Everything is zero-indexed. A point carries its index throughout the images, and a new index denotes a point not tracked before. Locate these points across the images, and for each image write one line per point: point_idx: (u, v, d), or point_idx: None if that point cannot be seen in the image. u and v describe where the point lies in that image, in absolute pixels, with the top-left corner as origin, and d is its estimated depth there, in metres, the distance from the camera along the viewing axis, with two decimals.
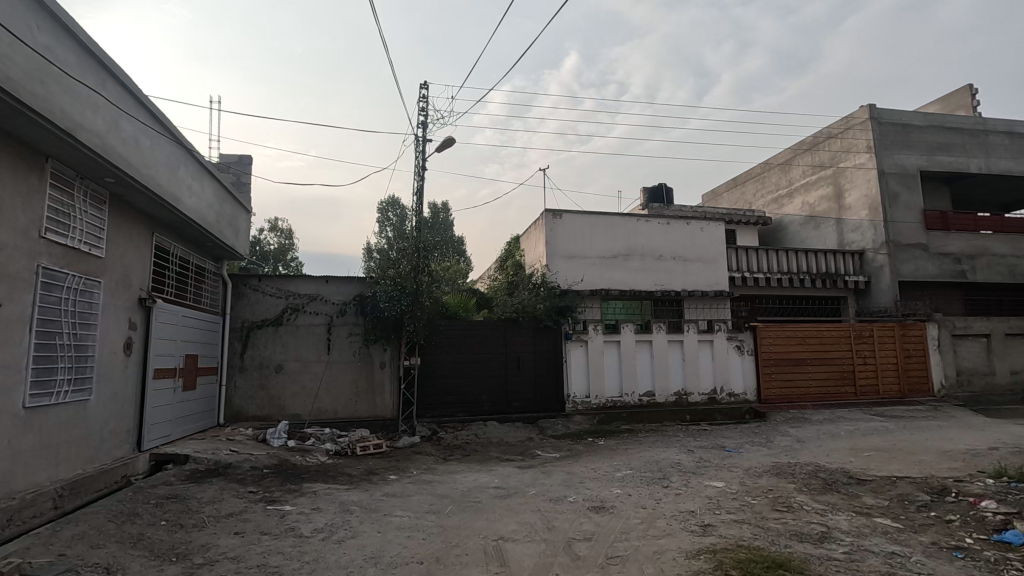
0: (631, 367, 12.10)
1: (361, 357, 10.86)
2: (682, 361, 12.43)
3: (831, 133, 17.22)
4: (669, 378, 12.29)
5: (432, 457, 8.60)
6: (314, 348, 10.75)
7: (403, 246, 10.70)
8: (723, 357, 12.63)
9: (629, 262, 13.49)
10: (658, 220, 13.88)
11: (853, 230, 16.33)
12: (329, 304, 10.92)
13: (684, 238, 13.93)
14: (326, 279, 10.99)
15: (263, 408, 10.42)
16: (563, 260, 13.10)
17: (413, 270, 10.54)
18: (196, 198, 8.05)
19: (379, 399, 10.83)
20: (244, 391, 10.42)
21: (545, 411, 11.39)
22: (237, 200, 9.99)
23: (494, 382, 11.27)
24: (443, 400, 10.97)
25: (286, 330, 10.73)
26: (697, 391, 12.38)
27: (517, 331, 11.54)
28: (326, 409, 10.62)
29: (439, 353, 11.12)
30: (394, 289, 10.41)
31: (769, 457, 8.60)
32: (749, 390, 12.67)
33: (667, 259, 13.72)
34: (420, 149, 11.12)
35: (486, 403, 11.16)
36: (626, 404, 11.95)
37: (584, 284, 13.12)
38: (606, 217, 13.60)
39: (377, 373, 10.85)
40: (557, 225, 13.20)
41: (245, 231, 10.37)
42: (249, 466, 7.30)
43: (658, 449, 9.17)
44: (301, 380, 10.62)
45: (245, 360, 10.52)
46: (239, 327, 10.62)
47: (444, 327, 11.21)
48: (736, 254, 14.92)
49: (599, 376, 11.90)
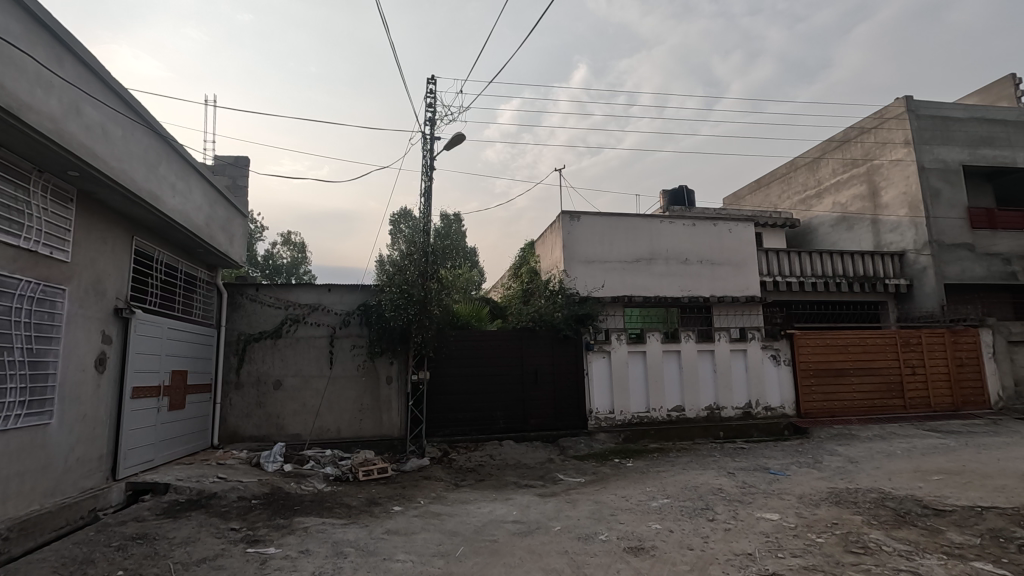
0: (658, 379, 11.15)
1: (366, 371, 10.06)
2: (713, 372, 11.46)
3: (864, 128, 16.24)
4: (699, 391, 11.30)
5: (443, 484, 7.71)
6: (316, 362, 9.97)
7: (411, 250, 9.90)
8: (758, 367, 11.62)
9: (652, 266, 12.59)
10: (683, 221, 12.98)
11: (891, 230, 15.28)
12: (332, 314, 10.16)
13: (711, 241, 13.01)
14: (328, 287, 10.23)
15: (260, 427, 9.64)
16: (583, 265, 12.24)
17: (421, 277, 9.72)
18: (182, 197, 7.32)
19: (385, 417, 9.99)
20: (240, 410, 9.67)
21: (566, 429, 10.47)
22: (231, 203, 9.30)
23: (510, 397, 10.40)
24: (454, 418, 10.10)
25: (286, 343, 9.98)
26: (730, 405, 11.36)
27: (534, 342, 10.69)
28: (328, 428, 9.81)
29: (449, 366, 10.27)
30: (401, 297, 9.60)
31: (823, 482, 7.59)
32: (787, 404, 11.61)
33: (693, 263, 12.80)
34: (428, 148, 10.39)
35: (501, 420, 10.28)
36: (653, 420, 10.98)
37: (605, 290, 12.24)
38: (627, 219, 12.74)
39: (383, 389, 10.03)
40: (575, 228, 12.36)
41: (241, 238, 9.70)
42: (236, 496, 6.47)
43: (694, 472, 8.19)
44: (302, 397, 9.84)
45: (241, 376, 9.78)
46: (235, 340, 9.90)
47: (455, 338, 10.38)
48: (767, 258, 13.98)
49: (623, 390, 10.94)
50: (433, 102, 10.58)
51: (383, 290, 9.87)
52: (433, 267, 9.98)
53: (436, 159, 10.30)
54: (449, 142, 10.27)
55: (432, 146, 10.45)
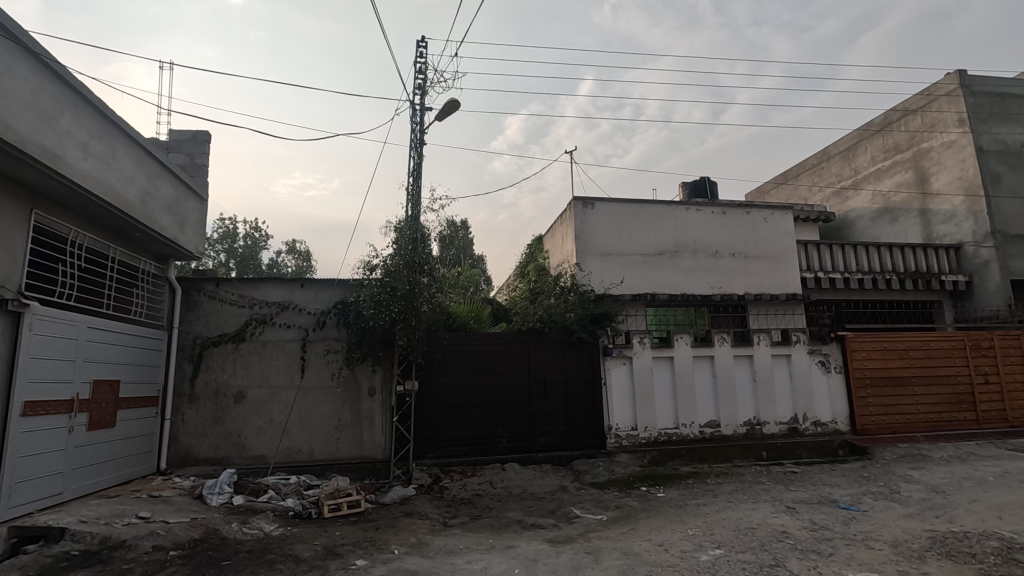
0: (688, 390, 9.51)
1: (344, 381, 8.52)
2: (753, 382, 9.80)
3: (909, 109, 14.64)
4: (736, 404, 9.65)
5: (428, 524, 6.08)
6: (286, 371, 8.46)
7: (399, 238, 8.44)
8: (805, 376, 9.94)
9: (678, 260, 11.00)
10: (712, 209, 11.39)
11: (944, 221, 13.59)
12: (305, 315, 8.65)
13: (745, 231, 11.41)
14: (301, 283, 8.74)
15: (217, 448, 8.12)
16: (598, 258, 10.68)
17: (408, 268, 8.21)
18: (98, 161, 5.83)
19: (367, 435, 8.45)
20: (194, 428, 8.15)
21: (580, 449, 8.86)
22: (181, 180, 7.85)
23: (514, 412, 8.81)
24: (448, 436, 8.53)
25: (251, 348, 8.49)
26: (773, 420, 9.68)
27: (542, 347, 9.12)
28: (299, 449, 8.28)
29: (443, 374, 8.71)
30: (384, 292, 8.07)
31: (916, 522, 5.92)
32: (840, 419, 9.89)
33: (724, 256, 11.19)
34: (418, 120, 8.94)
35: (504, 439, 8.69)
36: (683, 439, 9.32)
37: (625, 287, 10.66)
38: (649, 206, 11.17)
39: (365, 402, 8.50)
40: (589, 216, 10.82)
41: (197, 224, 8.28)
42: (150, 547, 4.91)
43: (743, 506, 6.52)
44: (268, 412, 8.32)
45: (196, 388, 8.26)
46: (190, 345, 8.40)
47: (449, 342, 8.82)
48: (807, 252, 12.33)
49: (648, 403, 9.29)
50: (424, 67, 9.15)
51: (363, 286, 8.35)
52: (424, 258, 8.47)
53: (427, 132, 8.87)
54: (442, 111, 8.81)
55: (423, 118, 9.05)
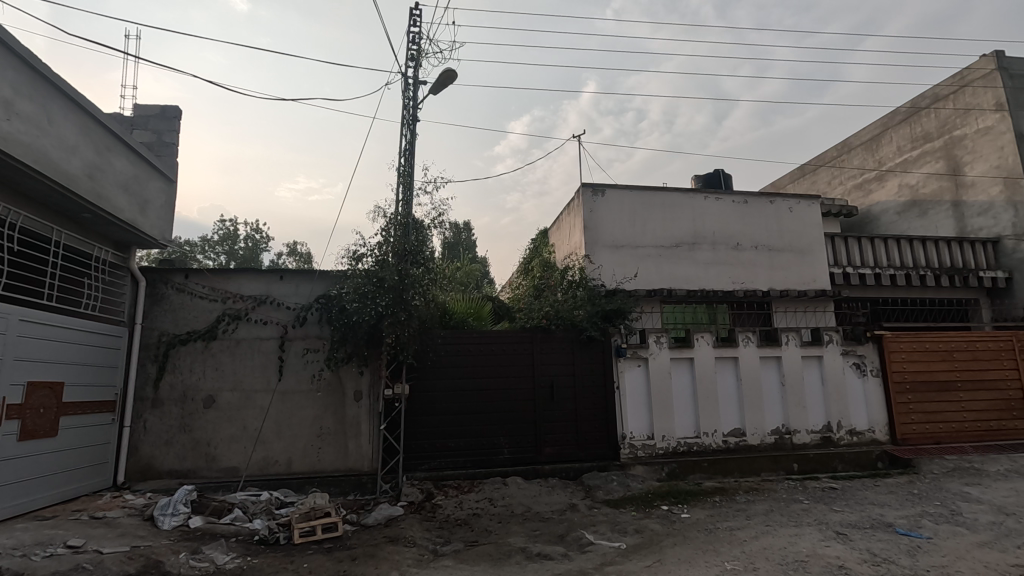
0: (710, 395, 8.57)
1: (327, 385, 7.63)
2: (781, 386, 8.85)
3: (941, 95, 13.73)
4: (764, 411, 8.70)
5: (415, 553, 5.14)
6: (262, 373, 7.57)
7: (389, 225, 7.55)
8: (839, 379, 8.98)
9: (696, 252, 10.08)
10: (733, 197, 10.47)
11: (979, 214, 12.62)
12: (284, 310, 7.78)
13: (768, 222, 10.49)
14: (280, 274, 7.86)
15: (182, 459, 7.22)
16: (609, 250, 9.76)
17: (397, 258, 7.30)
18: (25, 121, 4.96)
19: (352, 445, 7.56)
20: (157, 436, 7.25)
21: (590, 460, 7.93)
22: (143, 157, 6.98)
23: (517, 419, 7.89)
24: (443, 447, 7.61)
25: (223, 346, 7.60)
26: (804, 429, 8.72)
27: (548, 346, 8.21)
28: (275, 461, 7.38)
29: (438, 377, 7.80)
30: (369, 283, 7.13)
31: (996, 553, 4.97)
32: (878, 428, 8.92)
33: (746, 249, 10.27)
34: (411, 94, 8.14)
35: (506, 449, 7.77)
36: (705, 449, 8.37)
37: (638, 282, 9.74)
38: (664, 193, 10.26)
39: (350, 408, 7.61)
40: (599, 205, 9.91)
41: (163, 208, 7.41)
42: None
43: (785, 532, 5.56)
44: (241, 419, 7.43)
45: (160, 391, 7.37)
46: (154, 343, 7.50)
47: (444, 341, 7.91)
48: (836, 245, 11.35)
49: (665, 409, 8.36)
50: (418, 37, 8.33)
51: (347, 277, 7.41)
52: (417, 247, 7.59)
53: (420, 108, 8.04)
54: (438, 83, 7.95)
55: (417, 93, 8.22)
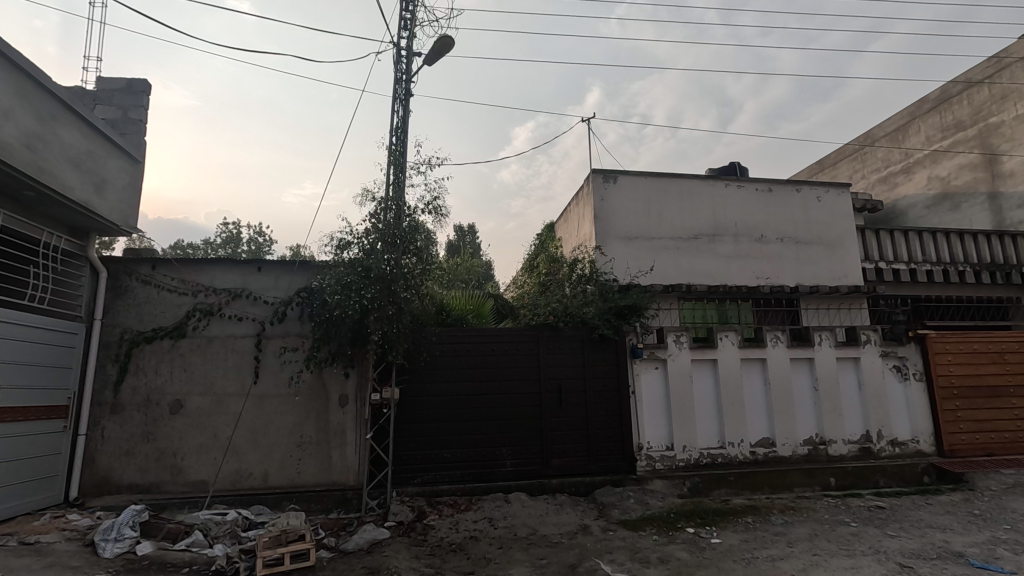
0: (736, 401, 7.70)
1: (308, 389, 6.82)
2: (814, 391, 7.97)
3: (975, 81, 12.86)
4: (796, 419, 7.83)
5: None
6: (236, 375, 6.78)
7: (379, 210, 6.75)
8: (878, 383, 8.10)
9: (716, 244, 9.24)
10: (756, 185, 9.63)
11: (1019, 206, 11.71)
12: (261, 305, 6.99)
13: (795, 211, 9.64)
14: (257, 265, 7.07)
15: (144, 472, 6.43)
16: (622, 241, 8.93)
17: (386, 245, 6.48)
18: None
19: (336, 457, 6.74)
20: (117, 445, 6.46)
21: (603, 474, 7.08)
22: (100, 131, 6.23)
23: (521, 428, 7.06)
24: (439, 459, 6.79)
25: (193, 345, 6.82)
26: (841, 439, 7.84)
27: (556, 346, 7.38)
28: (249, 474, 6.57)
29: (432, 380, 6.98)
30: (353, 274, 6.32)
31: None
32: (923, 438, 8.03)
33: (771, 241, 9.42)
34: (404, 67, 7.38)
35: (508, 461, 6.93)
36: (731, 462, 7.50)
37: (654, 276, 8.90)
38: (681, 180, 9.43)
39: (334, 414, 6.81)
40: (611, 193, 9.09)
41: (125, 189, 6.64)
42: None
43: (837, 564, 4.70)
44: (211, 426, 6.63)
45: (121, 395, 6.58)
46: (116, 341, 6.71)
47: (439, 340, 7.09)
48: (874, 238, 10.32)
49: (686, 416, 7.50)
50: (412, 3, 7.56)
51: (329, 267, 6.59)
52: (409, 234, 6.78)
53: (414, 81, 7.27)
54: (434, 53, 7.13)
55: (410, 66, 7.45)
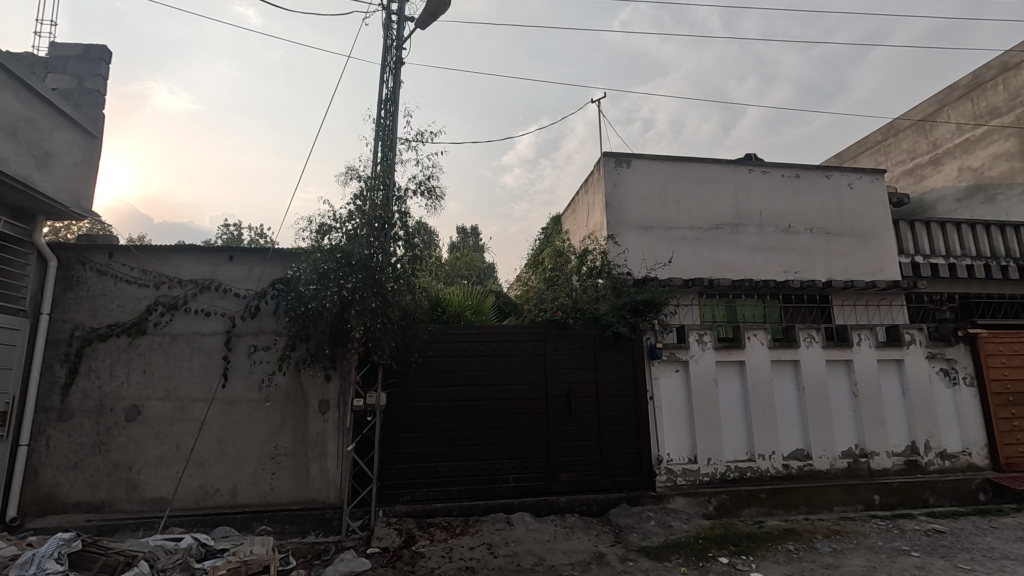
0: (767, 407, 6.86)
1: (284, 394, 6.02)
2: (853, 398, 7.12)
3: (1010, 65, 12.05)
4: (833, 428, 6.97)
5: None
6: (201, 378, 5.98)
7: (364, 190, 5.95)
8: (924, 388, 7.25)
9: (739, 235, 8.42)
10: (782, 170, 8.80)
11: None
12: (232, 299, 6.19)
13: (825, 200, 8.80)
14: (228, 254, 6.28)
15: (95, 488, 5.63)
16: (637, 231, 8.12)
17: (371, 229, 5.66)
18: None
19: (314, 471, 5.93)
20: (64, 458, 5.65)
21: (618, 491, 6.24)
22: (44, 97, 5.46)
23: (526, 438, 6.23)
24: (431, 474, 5.97)
25: (153, 344, 6.02)
26: (884, 451, 6.98)
27: (564, 345, 6.57)
28: (215, 490, 5.76)
29: (425, 383, 6.17)
30: (333, 261, 5.51)
31: None
32: (975, 450, 7.19)
33: (799, 232, 8.59)
34: (395, 33, 6.62)
35: (511, 476, 6.10)
36: (762, 477, 6.65)
37: (672, 270, 8.08)
38: (701, 165, 8.60)
39: (314, 423, 6.00)
40: (624, 178, 8.27)
41: (75, 167, 5.88)
42: None
43: None
44: (173, 436, 5.82)
45: (70, 400, 5.78)
46: (65, 339, 5.91)
47: (433, 339, 6.28)
48: (910, 229, 9.37)
49: (711, 425, 6.67)
50: None
51: (306, 254, 5.78)
52: (399, 218, 5.98)
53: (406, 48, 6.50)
54: (427, 15, 6.34)
55: (401, 32, 6.67)
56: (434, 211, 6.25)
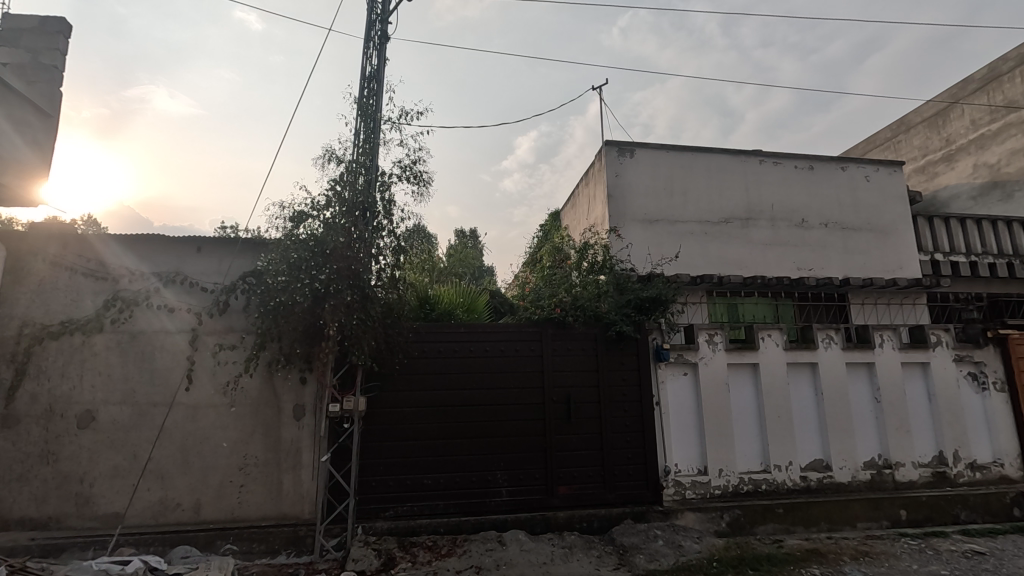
0: (784, 414, 6.31)
1: (254, 398, 5.48)
2: (876, 404, 6.58)
3: None
4: (855, 437, 6.42)
5: None
6: (163, 381, 5.44)
7: (343, 174, 5.42)
8: (952, 394, 6.72)
9: (750, 229, 7.89)
10: (795, 161, 8.28)
11: None
12: (199, 294, 5.65)
13: (841, 193, 8.28)
14: (196, 244, 5.74)
15: (41, 502, 5.07)
16: (641, 225, 7.59)
17: (350, 217, 5.13)
18: None
19: (288, 483, 5.37)
20: (7, 468, 5.09)
21: (622, 506, 5.69)
22: None
23: (521, 448, 5.68)
24: (416, 487, 5.41)
25: (111, 343, 5.47)
26: (911, 462, 6.42)
27: (563, 346, 6.03)
28: (176, 505, 5.21)
29: (410, 386, 5.62)
30: (306, 252, 4.96)
31: None
32: (1007, 461, 6.66)
33: (814, 227, 8.07)
34: (380, 7, 6.11)
35: (504, 489, 5.55)
36: (778, 490, 6.09)
37: (679, 266, 7.55)
38: (709, 155, 8.08)
39: (287, 430, 5.45)
40: (628, 168, 7.74)
41: (24, 147, 5.33)
42: None
43: None
44: (130, 444, 5.27)
45: (16, 405, 5.21)
46: (12, 338, 5.34)
47: (420, 338, 5.74)
48: (932, 225, 8.87)
49: (723, 433, 6.12)
50: None
51: (277, 244, 5.23)
52: (382, 205, 5.45)
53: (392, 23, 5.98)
54: None
55: (387, 6, 6.16)
56: (421, 198, 5.71)
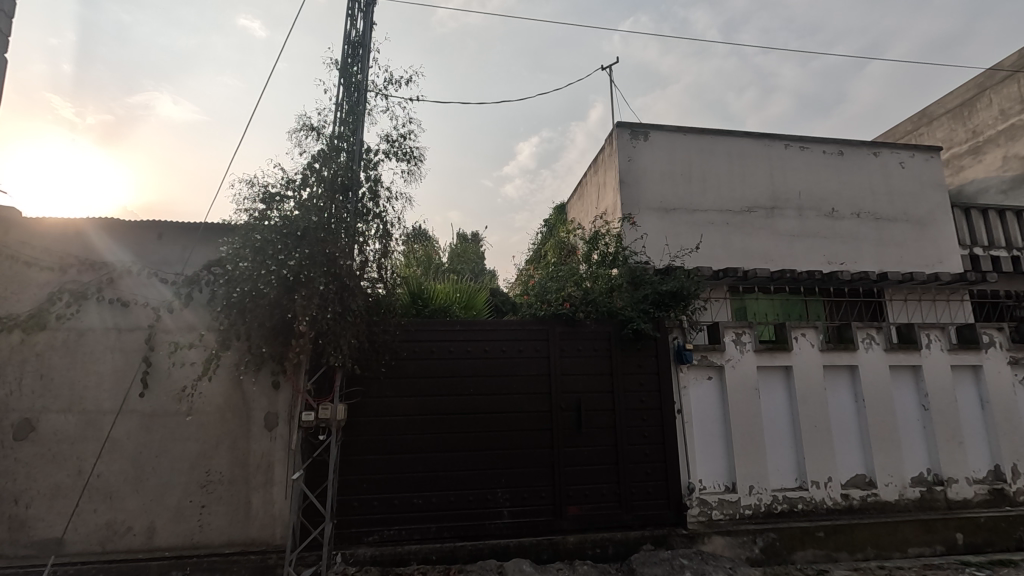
0: (822, 424, 5.57)
1: (220, 405, 4.78)
2: (924, 411, 5.85)
3: None
4: (901, 449, 5.69)
5: None
6: (115, 386, 4.74)
7: (323, 150, 4.73)
8: (1006, 400, 6.00)
9: (776, 219, 7.20)
10: (824, 146, 7.58)
11: None
12: (158, 286, 4.94)
13: (874, 180, 7.58)
14: None
15: None
16: (657, 214, 6.90)
17: (331, 197, 4.44)
18: None
19: (257, 504, 4.66)
20: None
21: (641, 529, 4.96)
22: None
23: (525, 461, 4.96)
24: (405, 507, 4.70)
25: (56, 342, 4.76)
26: (964, 478, 5.69)
27: (572, 346, 5.32)
28: (126, 529, 4.50)
29: (398, 392, 4.91)
30: (276, 236, 4.27)
31: None
32: None
33: (845, 217, 7.37)
34: None
35: (505, 510, 4.83)
36: (818, 511, 5.34)
37: (699, 259, 6.86)
38: (730, 139, 7.39)
39: (257, 442, 4.75)
40: (642, 153, 7.05)
41: None
42: None
43: None
44: (75, 459, 4.56)
45: None
46: None
47: (410, 336, 5.04)
48: (971, 218, 8.17)
49: (754, 445, 5.39)
50: None
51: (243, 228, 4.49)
52: (366, 185, 4.76)
53: None
54: None
55: None
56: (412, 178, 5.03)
